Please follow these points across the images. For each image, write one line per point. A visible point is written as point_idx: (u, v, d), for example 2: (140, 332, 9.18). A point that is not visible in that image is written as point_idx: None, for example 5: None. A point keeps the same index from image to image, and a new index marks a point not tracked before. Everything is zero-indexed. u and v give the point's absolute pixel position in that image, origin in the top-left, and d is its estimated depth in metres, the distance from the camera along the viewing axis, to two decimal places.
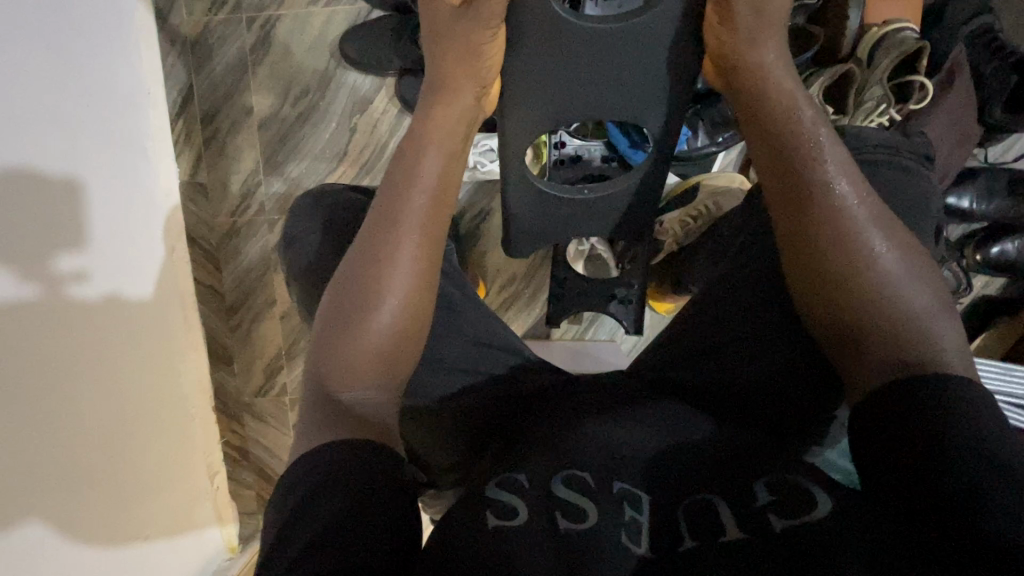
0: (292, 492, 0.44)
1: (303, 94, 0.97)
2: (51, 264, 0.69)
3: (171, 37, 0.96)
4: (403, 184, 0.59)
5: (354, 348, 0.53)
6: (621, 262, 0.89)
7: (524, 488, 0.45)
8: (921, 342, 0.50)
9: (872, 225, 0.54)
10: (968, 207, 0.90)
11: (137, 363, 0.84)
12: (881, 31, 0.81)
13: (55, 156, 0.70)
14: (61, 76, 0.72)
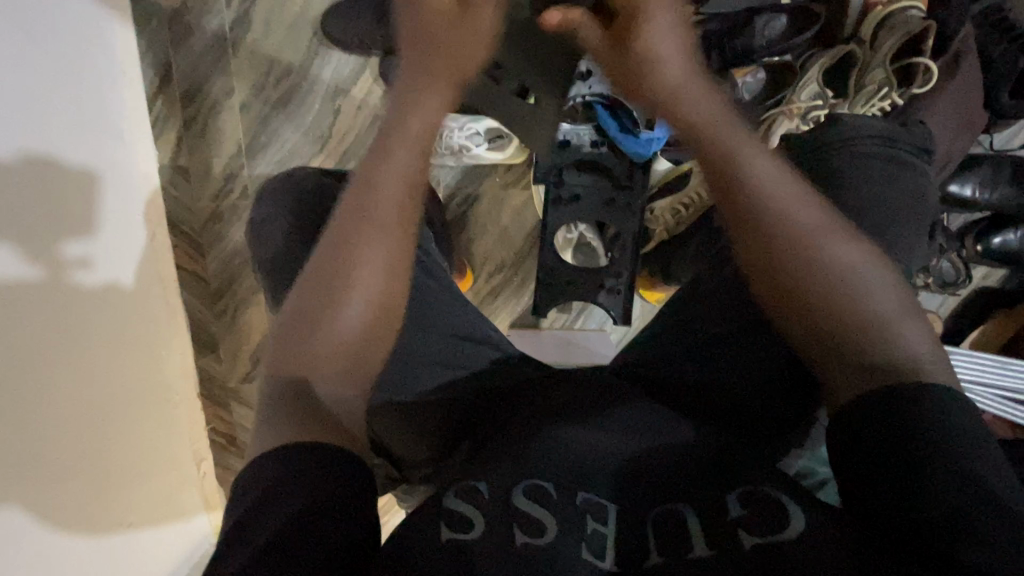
0: (247, 494, 0.45)
1: (285, 72, 0.94)
2: (58, 249, 0.72)
3: (147, 15, 0.93)
4: (364, 185, 0.58)
5: (324, 343, 0.54)
6: (611, 250, 0.87)
7: (484, 500, 0.47)
8: (881, 343, 0.49)
9: (821, 230, 0.53)
10: (971, 195, 0.87)
11: (132, 347, 0.87)
12: (886, 10, 0.77)
13: (41, 140, 0.70)
14: (54, 68, 0.74)
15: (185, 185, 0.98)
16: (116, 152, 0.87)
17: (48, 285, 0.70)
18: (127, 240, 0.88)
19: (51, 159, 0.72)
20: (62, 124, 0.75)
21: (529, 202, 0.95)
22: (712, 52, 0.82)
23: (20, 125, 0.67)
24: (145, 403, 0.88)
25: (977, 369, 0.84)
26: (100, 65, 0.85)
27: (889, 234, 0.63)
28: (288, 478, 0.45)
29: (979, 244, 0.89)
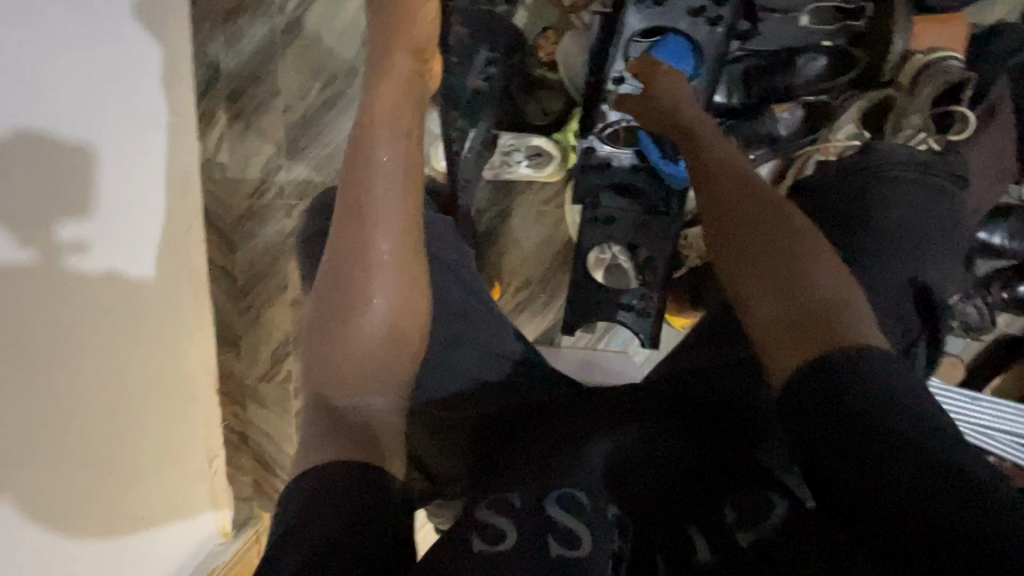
0: (287, 508, 0.44)
1: (331, 78, 0.96)
2: (50, 232, 0.66)
3: (203, 16, 0.95)
4: (362, 173, 0.58)
5: (354, 347, 0.56)
6: (643, 275, 0.87)
7: (516, 508, 0.47)
8: (806, 289, 0.50)
9: (752, 199, 0.58)
10: (1001, 243, 0.88)
11: (132, 342, 0.81)
12: (926, 57, 0.80)
13: (44, 112, 0.65)
14: (67, 38, 0.68)
15: (221, 182, 0.99)
16: (136, 134, 0.82)
17: (36, 270, 0.64)
18: (151, 229, 0.85)
19: (50, 136, 0.67)
20: (72, 100, 0.69)
21: (561, 221, 0.96)
22: (752, 85, 0.84)
23: (24, 94, 0.62)
24: (136, 404, 0.82)
25: (998, 415, 0.85)
26: (133, 45, 0.80)
27: (932, 260, 0.66)
28: (327, 492, 0.45)
29: (1006, 292, 0.90)
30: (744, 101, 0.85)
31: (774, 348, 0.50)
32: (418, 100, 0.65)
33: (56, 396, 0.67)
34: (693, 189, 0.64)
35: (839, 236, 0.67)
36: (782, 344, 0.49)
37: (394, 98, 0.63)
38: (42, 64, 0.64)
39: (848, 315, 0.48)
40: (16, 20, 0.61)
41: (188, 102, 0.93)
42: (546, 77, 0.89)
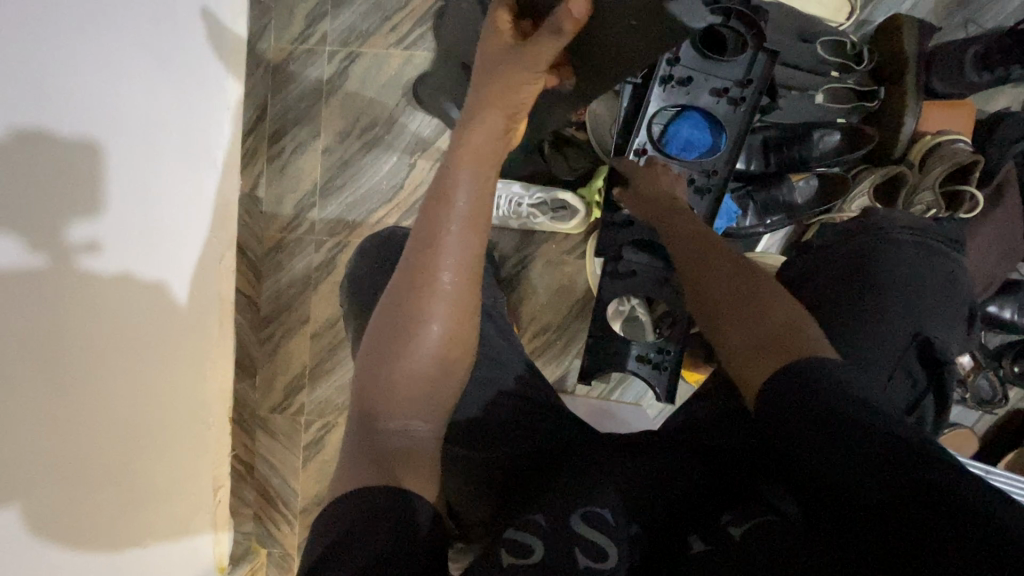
0: (321, 539, 0.46)
1: (371, 125, 1.01)
2: (61, 232, 0.62)
3: (257, 62, 1.01)
4: (437, 209, 0.57)
5: (401, 376, 0.57)
6: (660, 328, 0.90)
7: (543, 529, 0.49)
8: (774, 318, 0.57)
9: (723, 251, 0.67)
10: (1011, 317, 0.90)
11: (145, 345, 0.79)
12: (934, 139, 0.84)
13: (73, 113, 0.63)
14: (89, 32, 0.64)
15: (257, 215, 1.03)
16: (164, 129, 0.79)
17: (47, 273, 0.61)
18: (185, 249, 0.86)
19: (52, 128, 0.60)
20: (95, 96, 0.66)
21: (581, 271, 0.99)
22: (769, 155, 0.89)
23: (54, 92, 0.60)
24: (138, 412, 0.78)
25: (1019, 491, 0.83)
26: (165, 39, 0.77)
27: (940, 320, 0.69)
28: (354, 528, 0.45)
29: (1017, 366, 0.91)
30: (764, 168, 0.90)
31: (744, 367, 0.56)
32: (499, 152, 0.60)
33: (53, 406, 0.63)
34: (676, 240, 0.72)
35: (850, 290, 0.70)
36: (747, 363, 0.56)
37: (479, 144, 0.58)
38: (64, 58, 0.61)
39: (804, 337, 0.55)
40: (74, 30, 0.62)
41: (234, 139, 0.98)
42: (574, 135, 0.94)
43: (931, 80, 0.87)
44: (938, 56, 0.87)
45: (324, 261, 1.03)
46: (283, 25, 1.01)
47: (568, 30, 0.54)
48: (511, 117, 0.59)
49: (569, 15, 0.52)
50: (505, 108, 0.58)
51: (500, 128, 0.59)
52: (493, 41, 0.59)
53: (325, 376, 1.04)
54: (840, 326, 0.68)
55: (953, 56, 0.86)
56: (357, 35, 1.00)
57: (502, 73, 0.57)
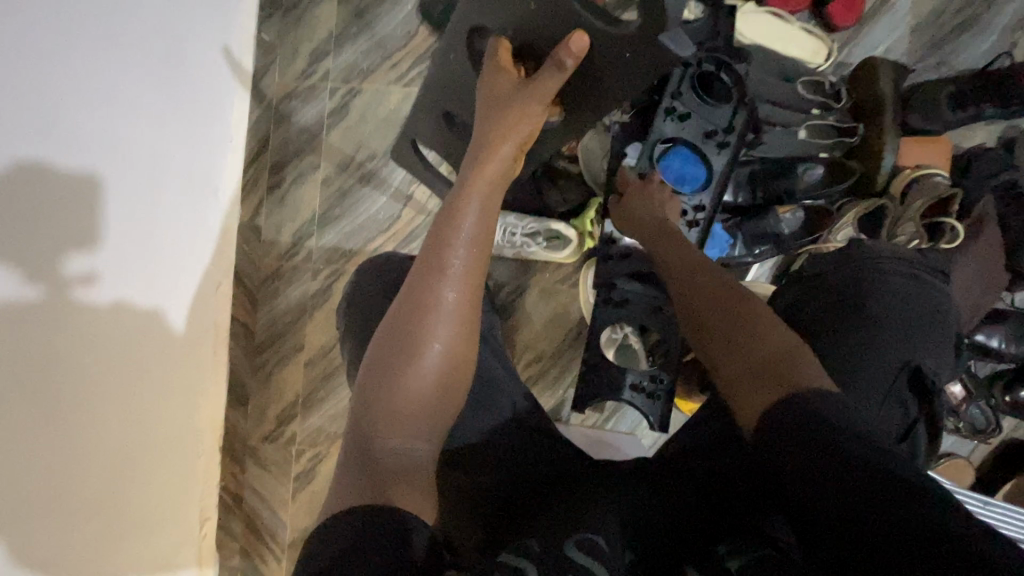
0: (315, 560, 0.43)
1: (370, 157, 1.04)
2: (58, 265, 0.63)
3: (261, 97, 1.04)
4: (443, 235, 0.60)
5: (400, 398, 0.56)
6: (653, 356, 0.90)
7: (534, 553, 0.47)
8: (772, 347, 0.57)
9: (719, 279, 0.68)
10: (998, 346, 0.91)
11: (139, 373, 0.78)
12: (914, 173, 0.87)
13: (77, 149, 0.65)
14: (98, 71, 0.67)
15: (255, 243, 1.05)
16: (166, 162, 0.81)
17: (42, 305, 0.62)
18: (184, 279, 0.88)
19: (53, 162, 0.62)
20: (100, 132, 0.68)
21: (575, 300, 1.00)
22: (757, 188, 0.92)
23: (60, 129, 0.62)
24: (127, 442, 0.77)
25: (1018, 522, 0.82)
26: (170, 75, 0.80)
27: (929, 350, 0.70)
28: (351, 547, 0.43)
29: (1008, 395, 0.92)
30: (751, 201, 0.92)
31: (741, 398, 0.57)
32: (504, 179, 0.64)
33: (40, 435, 0.63)
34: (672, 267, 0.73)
35: (840, 320, 0.71)
36: (748, 392, 0.56)
37: (487, 174, 0.63)
38: (72, 99, 0.64)
39: (801, 367, 0.55)
40: (84, 72, 0.65)
41: (235, 169, 1.01)
42: (566, 167, 0.97)
43: (910, 117, 0.91)
44: (915, 96, 0.91)
45: (320, 290, 1.04)
46: (286, 62, 1.05)
47: (570, 64, 0.61)
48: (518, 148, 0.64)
49: (570, 50, 0.59)
50: (513, 138, 0.63)
51: (507, 159, 0.64)
52: (498, 76, 0.65)
53: (318, 404, 1.04)
54: (829, 356, 0.69)
55: (928, 95, 0.90)
56: (358, 72, 1.04)
57: (510, 111, 0.63)
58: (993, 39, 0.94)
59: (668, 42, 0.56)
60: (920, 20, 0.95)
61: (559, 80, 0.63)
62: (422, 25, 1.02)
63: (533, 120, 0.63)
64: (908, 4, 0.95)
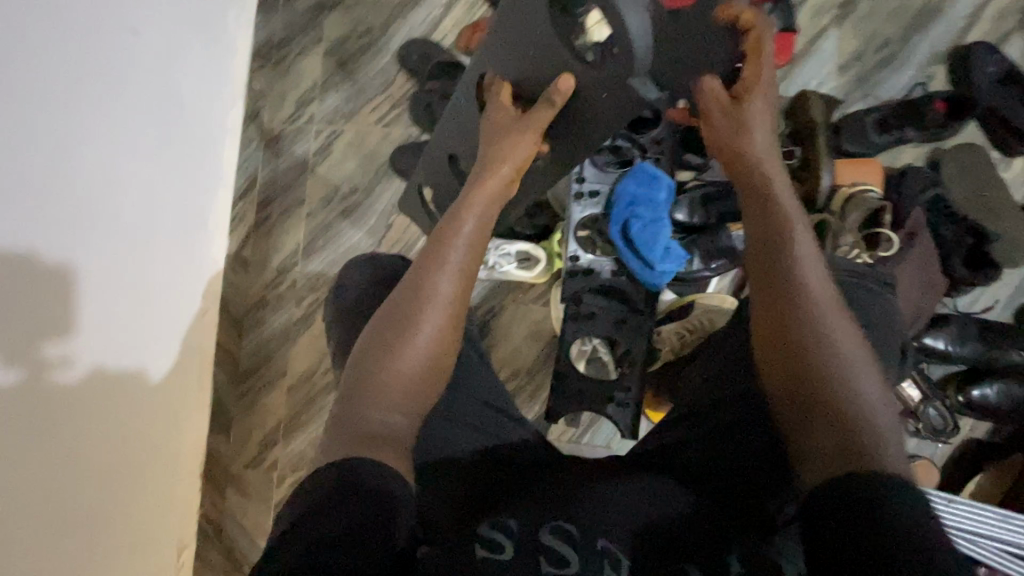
0: (296, 506, 0.49)
1: (352, 192, 1.11)
2: (37, 350, 0.66)
3: (250, 138, 1.12)
4: (444, 238, 0.68)
5: (386, 376, 0.61)
6: (622, 365, 0.94)
7: (516, 533, 0.55)
8: (847, 396, 0.57)
9: (819, 294, 0.63)
10: (944, 348, 0.97)
11: (115, 428, 0.80)
12: (848, 190, 0.95)
13: (60, 240, 0.68)
14: (73, 157, 0.70)
15: (242, 273, 1.10)
16: (151, 225, 0.86)
17: (21, 390, 0.64)
18: (171, 326, 0.92)
19: (39, 252, 0.65)
20: (85, 209, 0.72)
21: (547, 317, 1.05)
22: (710, 208, 0.99)
23: (41, 219, 0.66)
24: (99, 504, 0.77)
25: (975, 518, 0.85)
26: (156, 143, 0.86)
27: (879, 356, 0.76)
28: (328, 500, 0.49)
29: (960, 395, 0.97)
30: (705, 220, 0.99)
31: (813, 442, 0.57)
32: (503, 194, 0.73)
33: (32, 492, 0.66)
34: (754, 258, 0.67)
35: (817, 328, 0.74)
36: (816, 435, 0.57)
37: (489, 187, 0.71)
38: (60, 183, 0.68)
39: (883, 422, 0.56)
40: (68, 158, 0.70)
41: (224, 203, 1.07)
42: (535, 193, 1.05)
43: (843, 142, 1.00)
44: (845, 124, 1.00)
45: (303, 316, 1.09)
46: (275, 108, 1.14)
47: (558, 101, 0.69)
48: (519, 163, 0.72)
49: (557, 90, 0.68)
50: (513, 154, 0.71)
51: (506, 175, 0.72)
52: (500, 110, 0.74)
53: (300, 429, 1.06)
54: None
55: (858, 121, 1.00)
56: (342, 115, 1.13)
57: (509, 134, 0.72)
58: (911, 73, 1.05)
59: (637, 87, 0.65)
60: (844, 58, 1.06)
61: (547, 117, 0.71)
62: (400, 72, 1.13)
63: (524, 149, 0.71)
64: (832, 44, 1.06)
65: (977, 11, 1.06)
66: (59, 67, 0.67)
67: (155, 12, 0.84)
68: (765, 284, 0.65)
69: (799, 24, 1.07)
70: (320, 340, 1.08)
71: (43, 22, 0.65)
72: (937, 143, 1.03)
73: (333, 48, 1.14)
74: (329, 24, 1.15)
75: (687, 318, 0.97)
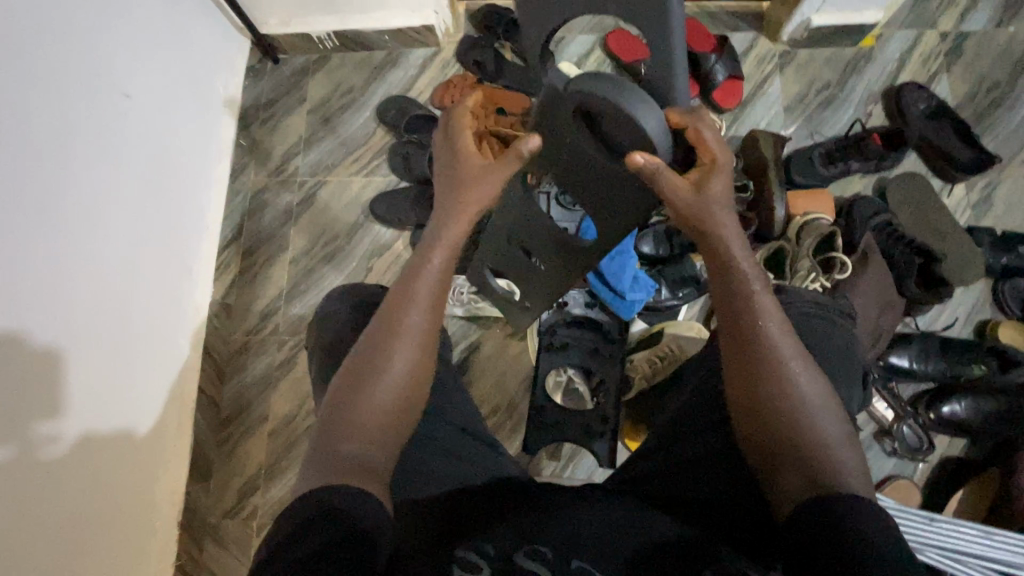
0: (287, 522, 0.48)
1: (334, 239, 1.16)
2: (29, 428, 0.73)
3: (236, 191, 1.18)
4: (411, 269, 0.64)
5: (367, 408, 0.57)
6: (597, 396, 0.96)
7: (491, 555, 0.51)
8: (813, 444, 0.55)
9: (781, 339, 0.59)
10: (910, 365, 1.00)
11: (96, 484, 0.84)
12: (803, 219, 1.01)
13: (47, 325, 0.76)
14: (65, 243, 0.78)
15: (225, 319, 1.12)
16: (139, 293, 0.93)
17: (9, 467, 0.70)
18: (156, 382, 0.97)
19: (27, 335, 0.73)
20: (75, 289, 0.80)
21: (525, 351, 1.07)
22: (673, 240, 1.03)
23: (28, 305, 0.73)
24: (65, 559, 0.79)
25: (958, 534, 0.85)
26: (147, 218, 0.95)
27: (852, 372, 0.74)
28: (318, 520, 0.48)
29: (932, 411, 0.98)
30: (670, 252, 1.03)
31: (781, 487, 0.55)
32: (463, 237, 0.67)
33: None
34: (716, 297, 0.62)
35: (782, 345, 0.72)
36: (785, 482, 0.55)
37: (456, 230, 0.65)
38: (52, 266, 0.76)
39: (845, 460, 0.54)
40: (59, 245, 0.77)
41: (208, 254, 1.12)
42: None
43: (794, 175, 1.08)
44: (795, 159, 1.08)
45: (285, 360, 1.10)
46: (261, 163, 1.21)
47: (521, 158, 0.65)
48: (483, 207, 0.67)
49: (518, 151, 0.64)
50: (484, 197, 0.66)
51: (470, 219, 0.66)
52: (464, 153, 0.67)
53: (281, 475, 1.05)
54: None
55: (805, 156, 1.08)
56: (324, 167, 1.19)
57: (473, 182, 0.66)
58: (850, 111, 1.14)
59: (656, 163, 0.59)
60: (789, 100, 1.15)
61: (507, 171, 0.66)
62: (379, 126, 1.20)
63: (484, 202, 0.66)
64: (777, 89, 1.16)
65: (906, 55, 1.16)
66: (35, 154, 0.74)
67: (146, 82, 0.94)
68: (727, 327, 0.61)
69: (745, 72, 1.16)
70: (301, 383, 1.09)
71: (13, 112, 0.71)
72: (882, 173, 1.10)
73: (316, 107, 1.23)
74: (313, 86, 1.24)
75: (656, 346, 0.97)
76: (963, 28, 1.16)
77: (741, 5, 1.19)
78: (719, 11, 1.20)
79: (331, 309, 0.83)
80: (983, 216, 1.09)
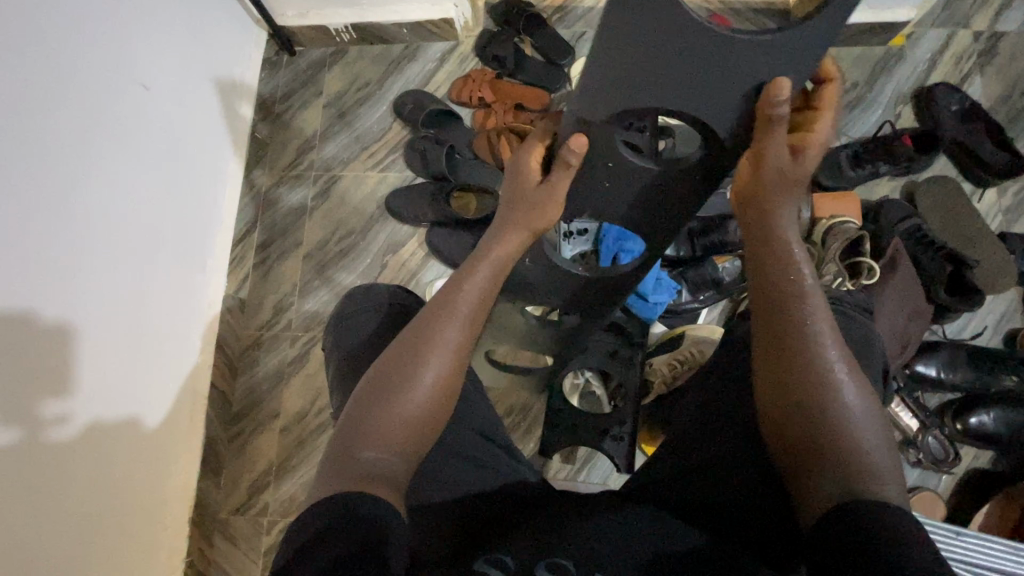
0: (303, 530, 0.46)
1: (348, 234, 1.14)
2: (37, 409, 0.72)
3: (250, 185, 1.17)
4: (455, 283, 0.62)
5: (389, 418, 0.56)
6: (615, 400, 0.95)
7: (510, 568, 0.50)
8: (848, 449, 0.52)
9: (826, 340, 0.55)
10: (937, 374, 0.97)
11: (107, 472, 0.84)
12: (828, 222, 0.98)
13: (58, 303, 0.75)
14: (77, 222, 0.77)
15: (238, 314, 1.11)
16: (153, 278, 0.92)
17: (19, 448, 0.70)
18: (168, 370, 0.96)
19: (37, 314, 0.72)
20: (87, 271, 0.79)
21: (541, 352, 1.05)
22: (695, 242, 1.01)
23: (44, 286, 0.73)
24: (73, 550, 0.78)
25: (985, 550, 0.82)
26: (162, 203, 0.94)
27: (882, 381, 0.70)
28: (332, 526, 0.46)
29: (958, 422, 0.95)
30: (691, 253, 1.01)
31: (807, 489, 0.53)
32: (507, 266, 0.64)
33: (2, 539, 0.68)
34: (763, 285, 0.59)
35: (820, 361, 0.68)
36: (813, 486, 0.52)
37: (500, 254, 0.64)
38: (67, 245, 0.76)
39: (885, 470, 0.51)
40: (73, 226, 0.77)
41: (222, 248, 1.11)
42: None
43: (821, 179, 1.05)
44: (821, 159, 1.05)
45: (298, 355, 1.09)
46: (276, 157, 1.19)
47: (574, 162, 0.58)
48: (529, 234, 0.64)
49: (571, 151, 0.57)
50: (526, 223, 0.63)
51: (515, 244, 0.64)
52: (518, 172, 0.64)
53: (291, 471, 1.04)
54: None
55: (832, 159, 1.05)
56: (339, 162, 1.18)
57: (526, 202, 0.63)
58: (879, 112, 1.11)
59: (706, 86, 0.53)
60: None
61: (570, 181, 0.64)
62: (395, 122, 1.19)
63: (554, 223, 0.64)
64: None
65: (937, 55, 1.13)
66: (55, 135, 0.74)
67: (170, 69, 0.94)
68: (768, 318, 0.58)
69: None
70: (314, 379, 1.08)
71: (32, 92, 0.71)
72: (910, 176, 1.07)
73: (332, 101, 1.21)
74: (329, 80, 1.22)
75: (677, 350, 0.96)
76: (997, 28, 1.13)
77: (768, 3, 1.16)
78: (743, 9, 1.17)
79: (347, 310, 0.81)
80: (1015, 222, 1.05)
